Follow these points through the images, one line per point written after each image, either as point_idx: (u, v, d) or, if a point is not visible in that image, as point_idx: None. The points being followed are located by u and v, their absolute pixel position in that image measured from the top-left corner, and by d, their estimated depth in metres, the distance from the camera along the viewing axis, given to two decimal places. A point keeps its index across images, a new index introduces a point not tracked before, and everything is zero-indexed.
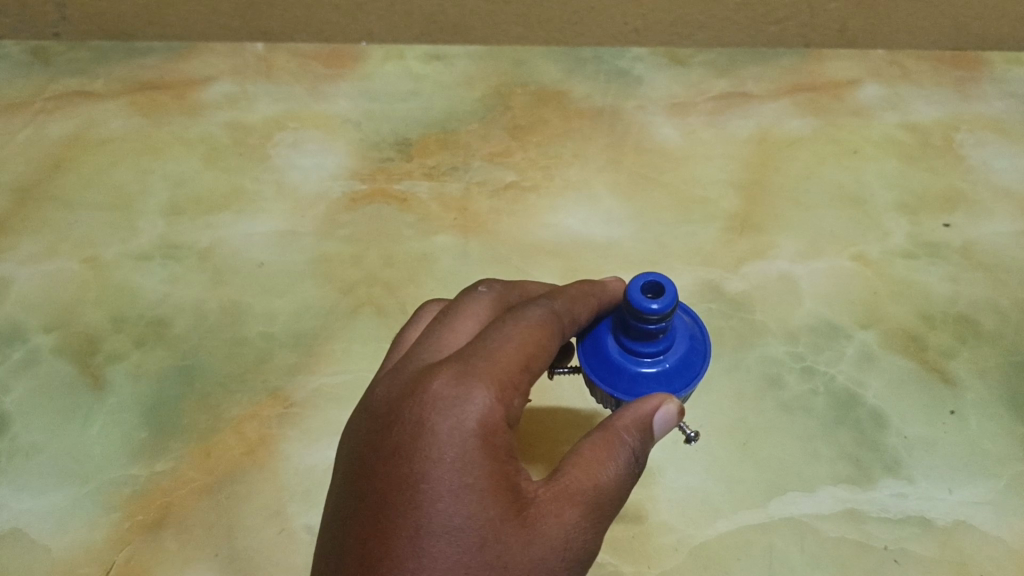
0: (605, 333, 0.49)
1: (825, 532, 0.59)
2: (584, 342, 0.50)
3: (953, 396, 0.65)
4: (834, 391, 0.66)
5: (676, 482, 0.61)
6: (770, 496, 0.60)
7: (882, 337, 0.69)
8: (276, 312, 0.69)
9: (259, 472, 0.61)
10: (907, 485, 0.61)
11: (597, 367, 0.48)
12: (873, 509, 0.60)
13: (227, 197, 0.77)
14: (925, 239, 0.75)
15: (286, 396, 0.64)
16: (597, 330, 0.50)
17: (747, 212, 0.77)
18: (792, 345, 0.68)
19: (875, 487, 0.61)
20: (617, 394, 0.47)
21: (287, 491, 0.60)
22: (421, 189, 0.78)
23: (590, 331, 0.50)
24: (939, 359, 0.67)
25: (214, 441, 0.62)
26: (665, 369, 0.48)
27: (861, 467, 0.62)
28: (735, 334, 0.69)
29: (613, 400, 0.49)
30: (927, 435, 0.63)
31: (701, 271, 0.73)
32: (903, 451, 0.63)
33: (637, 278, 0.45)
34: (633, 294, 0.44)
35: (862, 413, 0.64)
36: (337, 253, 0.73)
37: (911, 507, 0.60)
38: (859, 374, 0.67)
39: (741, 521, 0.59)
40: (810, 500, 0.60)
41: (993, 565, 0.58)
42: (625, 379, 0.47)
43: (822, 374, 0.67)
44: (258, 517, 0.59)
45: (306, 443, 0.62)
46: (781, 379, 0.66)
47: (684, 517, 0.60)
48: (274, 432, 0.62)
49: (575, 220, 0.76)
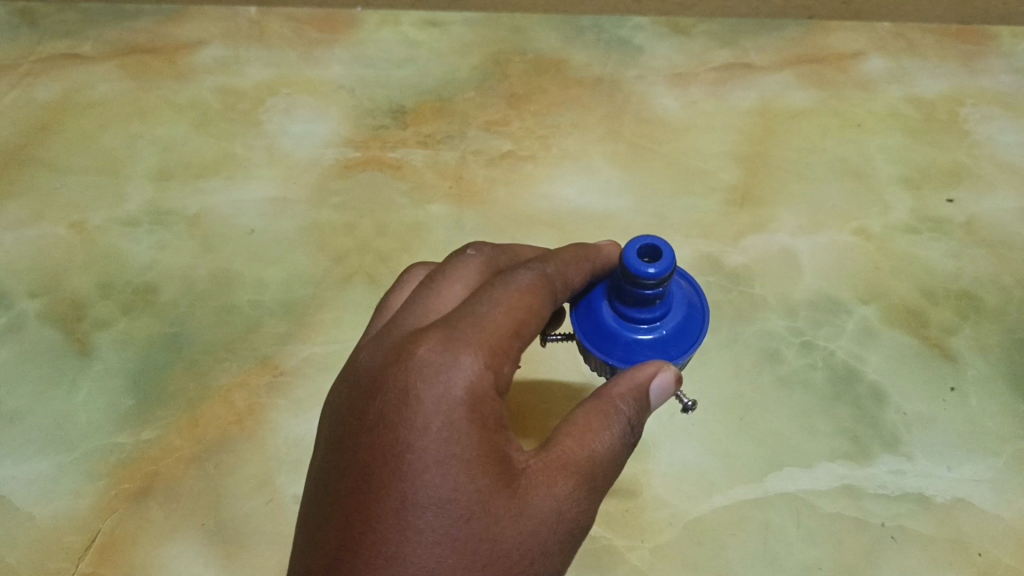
0: (600, 299, 0.48)
1: (821, 508, 0.58)
2: (578, 308, 0.49)
3: (953, 372, 0.64)
4: (833, 366, 0.65)
5: (671, 456, 0.60)
6: (766, 471, 0.60)
7: (882, 312, 0.67)
8: (266, 280, 0.68)
9: (247, 441, 0.60)
10: (906, 461, 0.60)
11: (590, 333, 0.47)
12: (871, 486, 0.59)
13: (218, 163, 0.76)
14: (928, 214, 0.74)
15: (275, 364, 0.63)
16: (592, 295, 0.48)
17: (747, 185, 0.75)
18: (791, 319, 0.67)
19: (873, 463, 0.60)
20: (612, 362, 0.46)
21: (276, 461, 0.59)
22: (416, 157, 0.76)
23: (584, 297, 0.49)
24: (940, 335, 0.66)
25: (202, 410, 0.61)
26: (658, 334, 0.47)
27: (859, 443, 0.61)
28: (733, 308, 0.67)
29: (608, 367, 0.48)
30: (927, 412, 0.62)
31: (700, 244, 0.71)
32: (902, 428, 0.62)
33: (634, 241, 0.43)
34: (630, 258, 0.42)
35: (860, 388, 0.63)
36: (329, 221, 0.72)
37: (910, 484, 0.59)
38: (859, 349, 0.65)
39: (737, 496, 0.59)
40: (806, 476, 0.59)
41: (989, 543, 0.57)
42: (620, 346, 0.46)
43: (820, 349, 0.65)
44: (244, 487, 0.58)
45: (296, 413, 0.61)
46: (779, 353, 0.65)
47: (680, 491, 0.59)
48: (263, 401, 0.61)
49: (571, 191, 0.75)
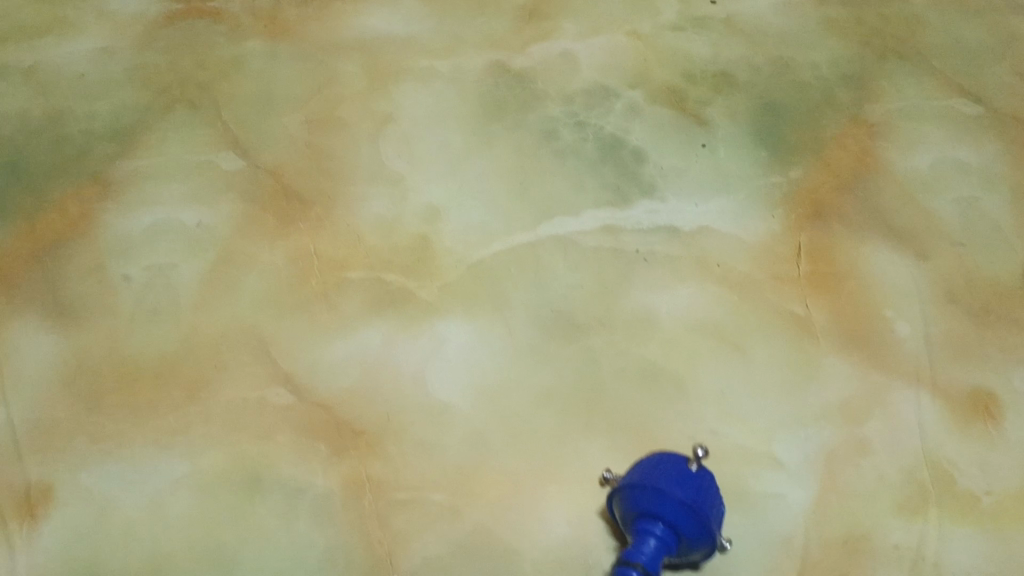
0: (633, 493, 0.52)
1: (585, 244, 0.68)
2: (637, 489, 0.52)
3: (705, 133, 0.75)
4: (602, 138, 0.74)
5: (459, 217, 0.69)
6: (539, 221, 0.69)
7: (646, 94, 0.77)
8: (96, 112, 0.75)
9: (81, 239, 0.67)
10: (660, 203, 0.71)
11: (637, 496, 0.52)
12: (629, 223, 0.69)
13: (49, 25, 0.81)
14: (694, 15, 0.83)
15: (105, 178, 0.70)
16: (631, 498, 0.52)
17: (537, 4, 0.83)
18: (568, 105, 0.76)
19: (631, 207, 0.70)
20: (629, 497, 0.52)
21: (106, 249, 0.67)
22: (233, 5, 0.83)
23: (629, 494, 0.52)
24: (696, 107, 0.76)
25: (39, 218, 0.68)
26: (671, 491, 0.51)
27: (620, 193, 0.71)
28: (518, 101, 0.76)
29: (624, 506, 0.53)
30: (679, 165, 0.73)
31: (490, 54, 0.79)
32: (658, 178, 0.72)
33: (636, 469, 0.54)
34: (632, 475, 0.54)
35: (624, 151, 0.73)
36: (153, 62, 0.78)
37: (662, 219, 0.70)
38: (625, 123, 0.75)
39: (514, 242, 0.68)
40: (574, 221, 0.69)
41: (728, 256, 0.68)
42: (634, 500, 0.52)
43: (592, 125, 0.75)
44: (80, 272, 0.66)
45: (125, 213, 0.69)
46: (556, 132, 0.74)
47: (464, 241, 0.68)
48: (95, 207, 0.69)
49: (376, 22, 0.81)
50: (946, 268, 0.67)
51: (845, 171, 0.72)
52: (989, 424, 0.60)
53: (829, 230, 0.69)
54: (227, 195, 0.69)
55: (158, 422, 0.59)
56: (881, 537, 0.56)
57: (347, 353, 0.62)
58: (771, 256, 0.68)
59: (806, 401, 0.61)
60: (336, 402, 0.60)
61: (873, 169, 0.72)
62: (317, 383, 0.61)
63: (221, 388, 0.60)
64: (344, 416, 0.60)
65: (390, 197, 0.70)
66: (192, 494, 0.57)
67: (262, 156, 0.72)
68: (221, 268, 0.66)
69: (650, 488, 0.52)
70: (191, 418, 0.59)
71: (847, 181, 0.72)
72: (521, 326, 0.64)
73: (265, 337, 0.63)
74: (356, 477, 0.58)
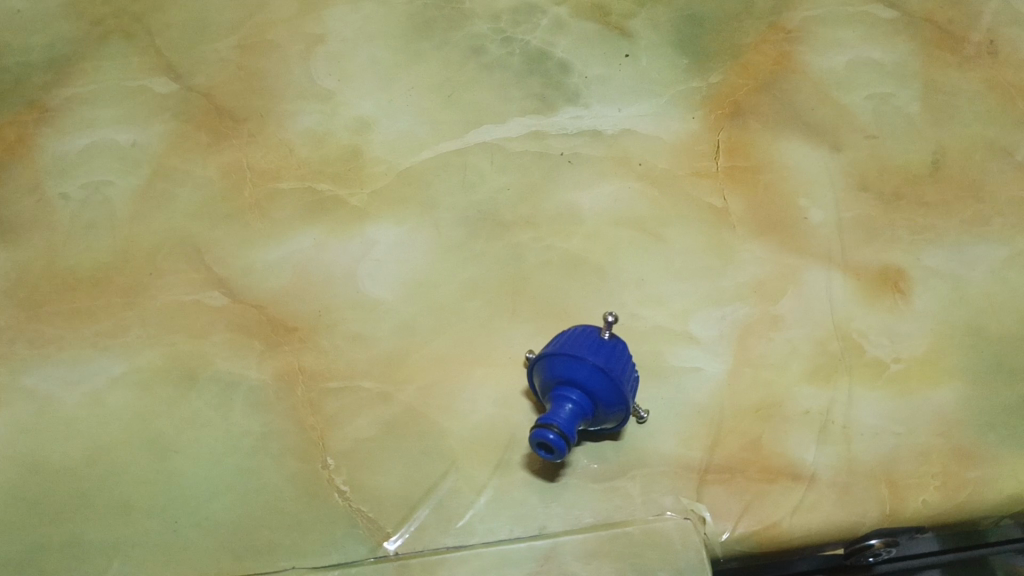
0: (551, 363, 0.54)
1: (512, 149, 0.70)
2: (555, 358, 0.54)
3: (628, 44, 0.77)
4: (527, 51, 0.76)
5: (389, 128, 0.71)
6: (467, 130, 0.71)
7: (572, 9, 0.79)
8: (31, 45, 0.76)
9: (19, 162, 0.69)
10: (584, 109, 0.73)
11: (555, 365, 0.54)
12: (554, 129, 0.71)
13: None
14: None
15: (41, 104, 0.72)
16: (550, 368, 0.54)
17: None
18: (495, 23, 0.78)
19: (557, 114, 0.72)
20: (547, 367, 0.54)
21: (44, 171, 0.69)
22: None
23: (548, 364, 0.54)
24: (620, 20, 0.79)
25: None
26: (585, 356, 0.53)
27: (545, 101, 0.73)
28: (446, 21, 0.78)
29: (544, 377, 0.55)
30: (604, 73, 0.75)
31: None
32: (582, 87, 0.74)
33: (554, 340, 0.55)
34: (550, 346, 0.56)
35: (550, 63, 0.76)
36: None
37: (586, 124, 0.72)
38: (550, 37, 0.77)
39: (442, 149, 0.70)
40: (501, 129, 0.71)
41: (649, 155, 0.70)
42: (552, 370, 0.54)
43: (519, 41, 0.77)
44: (18, 191, 0.67)
45: (62, 137, 0.70)
46: (483, 48, 0.76)
47: (394, 150, 0.70)
48: (33, 132, 0.71)
49: None
50: (859, 158, 0.70)
51: (763, 73, 0.75)
52: (898, 297, 0.63)
53: (747, 127, 0.71)
54: (161, 115, 0.71)
55: (96, 326, 0.61)
56: (793, 402, 0.59)
57: (280, 256, 0.64)
58: (691, 153, 0.70)
59: (721, 283, 0.63)
60: (269, 301, 0.62)
61: (789, 70, 0.75)
62: (251, 284, 0.63)
63: (157, 292, 0.63)
64: (276, 313, 0.62)
65: (321, 111, 0.72)
66: (129, 389, 0.59)
67: (196, 79, 0.74)
68: (157, 184, 0.68)
69: (565, 355, 0.53)
70: (128, 321, 0.61)
71: (764, 82, 0.74)
72: (449, 225, 0.66)
73: (199, 245, 0.65)
74: (290, 369, 0.59)
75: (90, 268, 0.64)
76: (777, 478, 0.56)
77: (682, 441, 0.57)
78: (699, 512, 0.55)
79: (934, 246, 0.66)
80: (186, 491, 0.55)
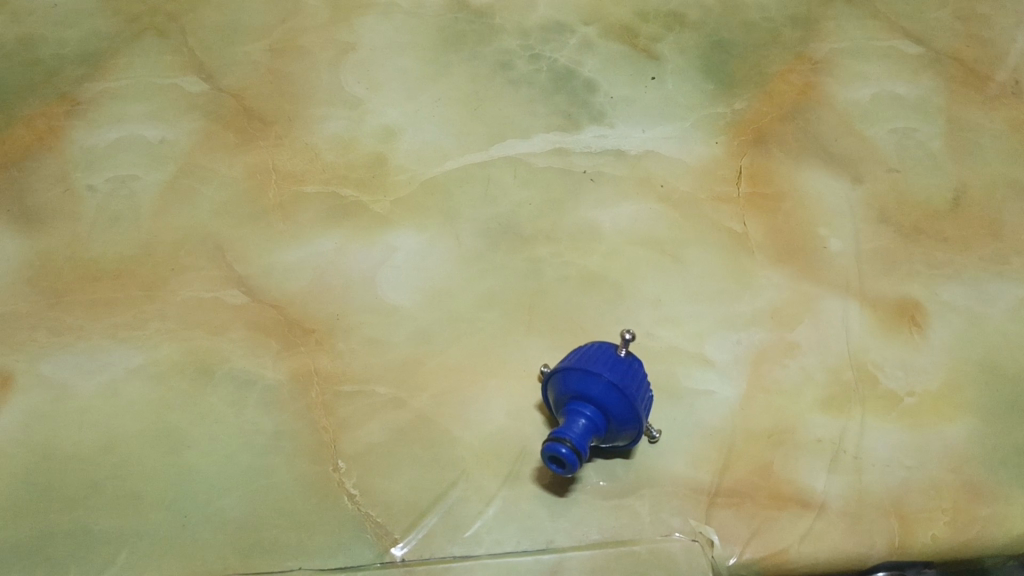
0: (567, 377, 0.54)
1: (535, 164, 0.71)
2: (571, 372, 0.54)
3: (655, 67, 0.78)
4: (555, 69, 0.77)
5: (414, 138, 0.72)
6: (492, 143, 0.72)
7: (600, 30, 0.80)
8: (66, 39, 0.77)
9: (48, 152, 0.70)
10: (608, 129, 0.73)
11: (571, 379, 0.54)
12: (578, 147, 0.72)
13: None
14: None
15: (73, 97, 0.73)
16: (565, 382, 0.54)
17: None
18: (524, 39, 0.79)
19: (581, 131, 0.73)
20: (563, 381, 0.54)
21: (72, 162, 0.69)
22: None
23: (563, 378, 0.54)
24: (648, 43, 0.79)
25: (8, 132, 0.70)
26: (601, 372, 0.53)
27: (570, 119, 0.74)
28: (475, 35, 0.79)
29: (559, 391, 0.55)
30: (629, 94, 0.76)
31: None
32: (607, 106, 0.75)
33: (571, 354, 0.56)
34: (566, 359, 0.56)
35: (576, 82, 0.76)
36: None
37: (609, 143, 0.72)
38: (578, 56, 0.78)
39: (465, 161, 0.71)
40: (525, 144, 0.72)
41: (671, 177, 0.70)
42: (567, 383, 0.54)
43: (546, 58, 0.78)
44: (46, 181, 0.68)
45: (91, 129, 0.71)
46: (511, 63, 0.77)
47: (418, 160, 0.71)
48: (63, 124, 0.71)
49: None
50: (880, 191, 0.70)
51: (787, 102, 0.75)
52: (914, 330, 0.63)
53: (770, 154, 0.72)
54: (190, 114, 0.72)
55: (115, 318, 0.62)
56: (805, 429, 0.59)
57: (301, 258, 0.65)
58: (712, 177, 0.70)
59: (738, 307, 0.64)
60: (287, 301, 0.63)
61: (814, 100, 0.75)
62: (270, 284, 0.63)
63: (178, 287, 0.63)
64: (294, 314, 0.62)
65: (348, 118, 0.73)
66: (145, 382, 0.59)
67: (226, 80, 0.75)
68: (183, 181, 0.68)
69: (581, 370, 0.54)
70: (147, 314, 0.62)
71: (788, 111, 0.74)
72: (469, 236, 0.67)
73: (222, 243, 0.65)
74: (305, 370, 0.60)
75: (112, 260, 0.64)
76: (786, 505, 0.56)
77: (693, 463, 0.57)
78: (706, 535, 0.54)
79: (951, 281, 0.66)
80: (196, 486, 0.55)
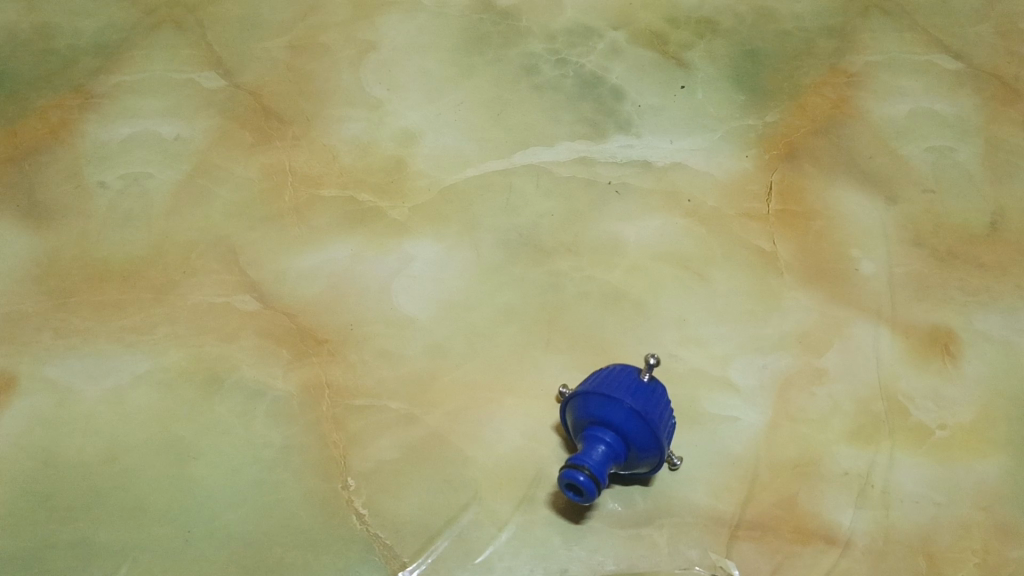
0: (587, 400, 0.52)
1: (558, 173, 0.69)
2: (592, 396, 0.52)
3: (685, 75, 0.75)
4: (581, 75, 0.75)
5: (434, 142, 0.70)
6: (514, 150, 0.70)
7: (629, 35, 0.78)
8: (82, 29, 0.75)
9: (60, 146, 0.68)
10: (635, 138, 0.71)
11: (591, 403, 0.52)
12: (603, 156, 0.70)
13: None
14: None
15: (87, 90, 0.71)
16: (585, 406, 0.52)
17: None
18: (550, 43, 0.77)
19: (607, 141, 0.71)
20: (583, 404, 0.52)
21: (84, 157, 0.68)
22: None
23: (583, 402, 0.52)
24: (678, 50, 0.77)
25: (20, 125, 0.69)
26: (622, 399, 0.51)
27: (596, 127, 0.72)
28: (500, 37, 0.77)
29: (578, 414, 0.53)
30: (657, 103, 0.73)
31: None
32: (634, 115, 0.72)
33: (592, 376, 0.54)
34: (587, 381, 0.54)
35: (603, 89, 0.74)
36: None
37: (635, 153, 0.70)
38: (606, 62, 0.76)
39: (486, 168, 0.69)
40: (548, 152, 0.70)
41: (698, 192, 0.68)
42: (588, 407, 0.52)
43: (573, 63, 0.76)
44: (56, 176, 0.66)
45: (105, 124, 0.70)
46: (536, 68, 0.75)
47: (438, 166, 0.69)
48: (75, 117, 0.70)
49: None
50: (914, 212, 0.68)
51: (821, 117, 0.73)
52: (947, 360, 0.61)
53: (802, 170, 0.69)
54: (206, 111, 0.70)
55: (124, 321, 0.60)
56: (831, 461, 0.56)
57: (315, 264, 0.63)
58: (741, 193, 0.68)
59: (765, 331, 0.61)
60: (300, 309, 0.61)
61: (848, 115, 0.73)
62: (283, 290, 0.62)
63: (188, 291, 0.61)
64: (306, 323, 0.60)
65: (367, 120, 0.71)
66: (151, 388, 0.57)
67: (244, 77, 0.73)
68: (197, 180, 0.67)
69: (602, 396, 0.51)
70: (156, 318, 0.60)
71: (821, 126, 0.72)
72: (488, 247, 0.65)
73: (234, 247, 0.63)
74: (316, 382, 0.58)
75: (122, 261, 0.63)
76: (810, 540, 0.53)
77: (714, 492, 0.55)
78: (727, 569, 0.52)
79: (987, 310, 0.63)
80: (201, 499, 0.53)
